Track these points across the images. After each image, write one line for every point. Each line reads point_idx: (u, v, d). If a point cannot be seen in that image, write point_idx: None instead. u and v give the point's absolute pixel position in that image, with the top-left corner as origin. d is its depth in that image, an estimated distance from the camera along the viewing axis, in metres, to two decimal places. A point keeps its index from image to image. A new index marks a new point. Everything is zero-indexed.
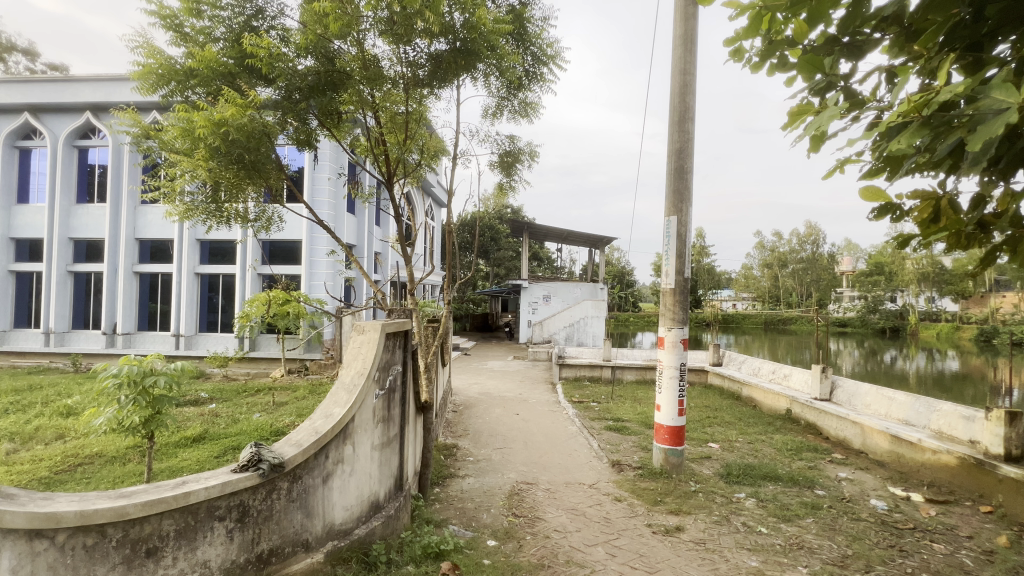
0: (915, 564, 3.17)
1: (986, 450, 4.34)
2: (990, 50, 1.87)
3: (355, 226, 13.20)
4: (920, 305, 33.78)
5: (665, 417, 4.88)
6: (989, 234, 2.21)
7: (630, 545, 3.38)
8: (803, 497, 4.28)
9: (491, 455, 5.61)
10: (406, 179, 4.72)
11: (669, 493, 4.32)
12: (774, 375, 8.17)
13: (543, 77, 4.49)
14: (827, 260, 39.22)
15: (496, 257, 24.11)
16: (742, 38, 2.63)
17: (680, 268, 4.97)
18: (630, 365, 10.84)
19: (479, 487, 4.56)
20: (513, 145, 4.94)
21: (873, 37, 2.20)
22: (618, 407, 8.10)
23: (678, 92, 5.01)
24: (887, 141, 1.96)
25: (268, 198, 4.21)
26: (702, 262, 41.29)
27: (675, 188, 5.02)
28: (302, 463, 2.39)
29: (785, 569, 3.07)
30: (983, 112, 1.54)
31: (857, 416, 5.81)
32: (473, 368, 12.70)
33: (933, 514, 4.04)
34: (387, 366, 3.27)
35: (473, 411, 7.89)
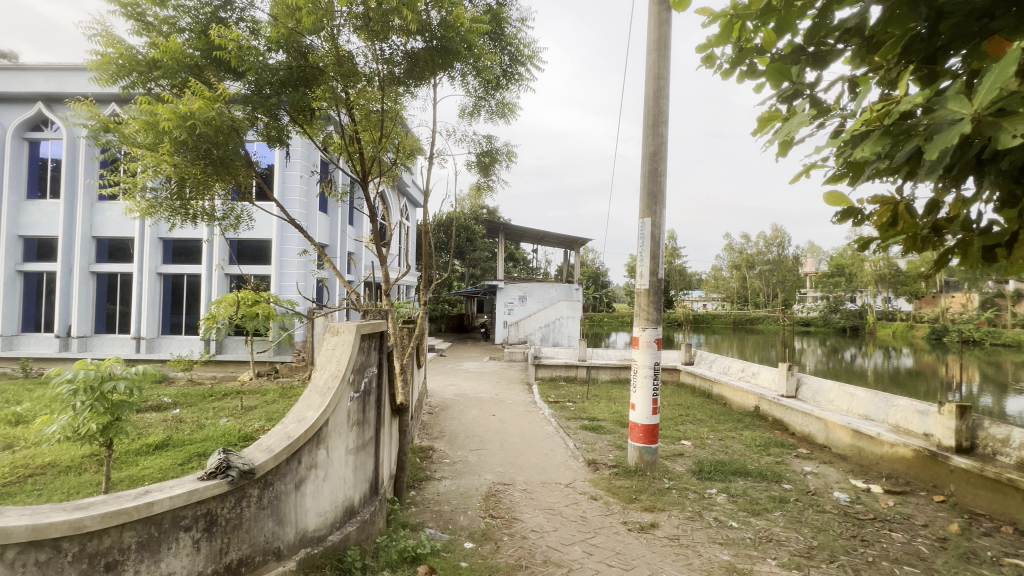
0: (876, 553, 3.30)
1: (940, 442, 4.57)
2: (943, 64, 1.98)
3: (327, 225, 12.94)
4: (878, 305, 35.38)
5: (640, 416, 4.95)
6: (943, 238, 2.33)
7: (606, 543, 3.41)
8: (771, 491, 4.41)
9: (467, 456, 5.58)
10: (381, 178, 4.64)
11: (643, 491, 4.39)
12: (742, 373, 8.42)
13: (520, 77, 4.50)
14: (791, 262, 40.70)
15: (471, 258, 24.07)
16: (713, 46, 2.70)
17: (654, 270, 5.06)
18: (605, 364, 10.98)
19: (456, 489, 4.52)
20: (490, 145, 4.93)
21: (836, 48, 2.31)
22: (592, 407, 8.19)
23: (652, 97, 5.11)
24: (851, 148, 2.05)
25: (237, 195, 4.07)
26: (673, 264, 42.22)
27: (650, 190, 5.11)
28: (273, 469, 2.32)
29: (755, 562, 3.16)
30: (939, 122, 1.62)
31: (821, 412, 6.04)
32: (449, 369, 12.62)
33: (892, 504, 4.23)
34: (362, 368, 3.22)
35: (449, 412, 7.84)
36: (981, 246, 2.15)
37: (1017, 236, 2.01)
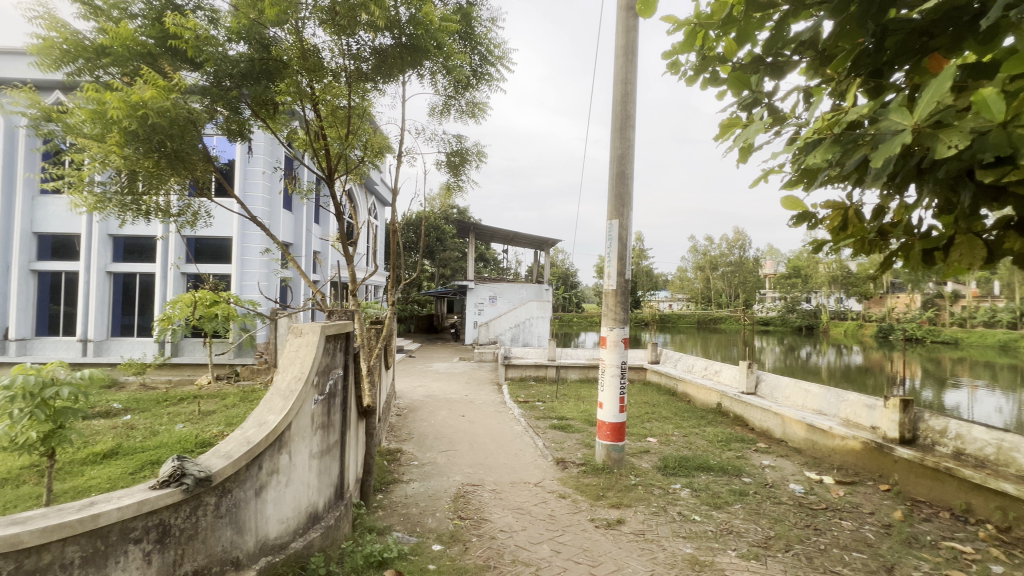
0: (827, 541, 3.47)
1: (885, 434, 4.84)
2: (888, 78, 2.11)
3: (291, 223, 12.57)
4: (831, 305, 37.20)
5: (607, 414, 5.03)
6: (888, 241, 2.48)
7: (573, 541, 3.45)
8: (732, 485, 4.58)
9: (436, 458, 5.53)
10: (348, 175, 4.54)
11: (610, 488, 4.46)
12: (706, 371, 8.69)
13: (490, 77, 4.51)
14: (752, 263, 42.33)
15: (442, 257, 23.89)
16: (678, 53, 2.79)
17: (621, 271, 5.16)
18: (574, 364, 11.11)
19: (424, 492, 4.47)
20: (460, 145, 4.90)
21: (792, 59, 2.43)
22: (562, 406, 8.27)
23: (619, 101, 5.20)
24: (805, 155, 2.16)
25: (194, 191, 3.89)
26: (641, 265, 43.16)
27: (617, 193, 5.21)
28: (232, 476, 2.23)
29: (717, 553, 3.26)
30: (883, 132, 1.73)
31: (778, 408, 6.30)
32: (418, 370, 12.48)
33: (842, 494, 4.46)
34: (327, 370, 3.14)
35: (418, 414, 7.75)
36: (922, 250, 2.30)
37: (952, 240, 2.16)
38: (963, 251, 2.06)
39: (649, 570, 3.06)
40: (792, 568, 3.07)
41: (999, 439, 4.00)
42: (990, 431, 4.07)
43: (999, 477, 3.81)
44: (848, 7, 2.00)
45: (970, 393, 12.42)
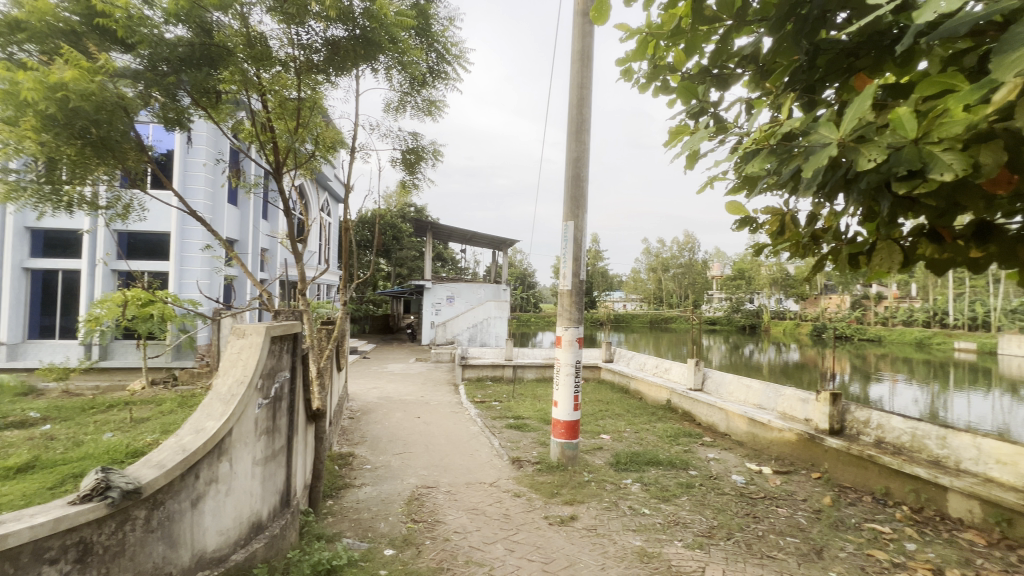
0: (764, 528, 3.68)
1: (817, 426, 5.20)
2: (820, 93, 2.27)
3: (236, 218, 11.95)
4: (771, 305, 39.51)
5: (562, 413, 5.10)
6: (819, 246, 2.66)
7: (527, 539, 3.47)
8: (679, 478, 4.77)
9: (389, 461, 5.41)
10: (297, 170, 4.36)
11: (564, 485, 4.54)
12: (656, 369, 9.00)
13: (446, 76, 4.47)
14: (700, 266, 44.29)
15: (398, 257, 23.51)
16: (631, 60, 2.87)
17: (576, 272, 5.26)
18: (530, 364, 11.20)
19: (377, 496, 4.37)
20: (416, 142, 4.83)
21: (736, 72, 2.56)
22: (518, 405, 8.32)
23: (575, 105, 5.30)
24: (745, 164, 2.28)
25: (126, 182, 3.62)
26: (596, 266, 44.17)
27: (573, 195, 5.30)
28: (164, 487, 2.10)
29: (664, 544, 3.39)
30: (813, 144, 1.86)
31: (722, 403, 6.62)
32: (372, 372, 12.18)
33: (779, 483, 4.74)
34: (272, 373, 3.01)
35: (371, 416, 7.56)
36: (848, 254, 2.49)
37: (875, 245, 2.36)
38: (883, 255, 2.25)
39: (600, 563, 3.13)
40: (733, 555, 3.24)
41: (913, 429, 4.39)
42: (906, 421, 4.47)
43: (913, 462, 4.19)
44: (784, 26, 2.13)
45: (891, 386, 13.55)
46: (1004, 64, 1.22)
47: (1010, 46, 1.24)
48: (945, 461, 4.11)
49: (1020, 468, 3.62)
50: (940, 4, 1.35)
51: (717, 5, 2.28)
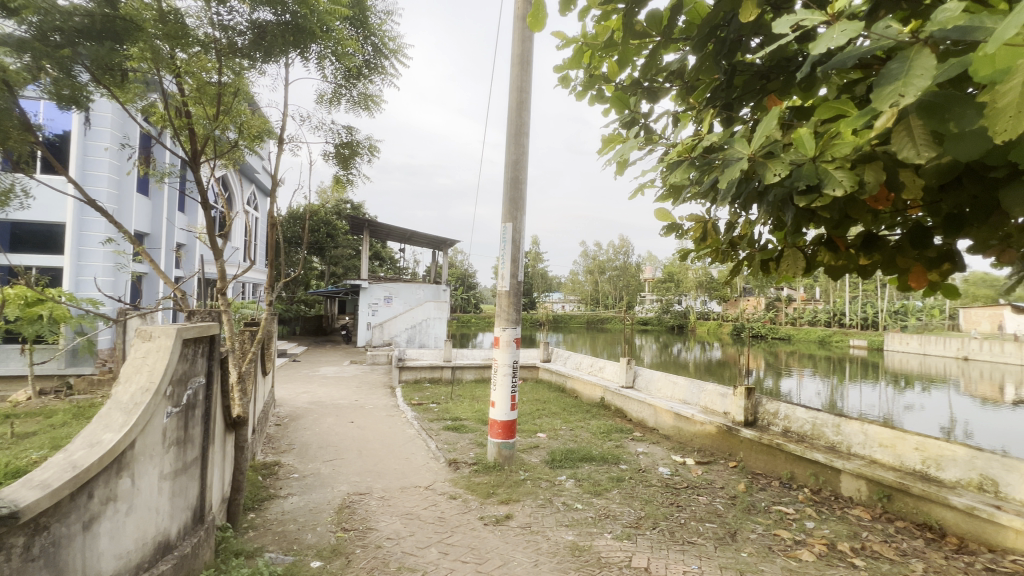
0: (686, 515, 3.92)
1: (734, 418, 5.62)
2: (737, 111, 2.46)
3: (146, 210, 10.90)
4: (697, 306, 42.22)
5: (498, 413, 5.12)
6: (736, 251, 2.89)
7: (462, 541, 3.45)
8: (611, 472, 4.96)
9: (319, 469, 5.17)
10: (218, 159, 4.05)
11: (500, 484, 4.57)
12: (592, 368, 9.30)
13: (384, 70, 4.33)
14: (634, 269, 46.38)
15: (333, 255, 22.60)
16: (568, 68, 2.96)
17: (515, 272, 5.32)
18: (469, 364, 11.17)
19: (304, 506, 4.15)
20: (351, 137, 4.66)
21: (664, 86, 2.72)
22: (456, 407, 8.26)
23: (514, 107, 5.36)
24: (669, 173, 2.44)
25: (8, 165, 3.18)
26: (537, 268, 44.91)
27: (512, 197, 5.35)
28: (50, 509, 1.85)
29: (595, 537, 3.51)
30: (728, 158, 2.02)
31: (651, 399, 6.98)
32: (301, 375, 11.56)
33: (700, 473, 5.07)
34: (185, 378, 2.77)
35: (300, 422, 7.18)
36: (761, 260, 2.72)
37: (783, 252, 2.60)
38: (790, 261, 2.49)
39: (533, 560, 3.18)
40: (658, 543, 3.41)
41: (814, 418, 4.88)
42: (807, 411, 4.97)
43: (813, 449, 4.66)
44: (707, 45, 2.29)
45: (798, 380, 14.94)
46: (882, 93, 1.38)
47: (885, 79, 1.40)
48: (839, 446, 4.60)
49: (898, 450, 4.13)
50: (831, 37, 1.50)
51: (646, 21, 2.40)
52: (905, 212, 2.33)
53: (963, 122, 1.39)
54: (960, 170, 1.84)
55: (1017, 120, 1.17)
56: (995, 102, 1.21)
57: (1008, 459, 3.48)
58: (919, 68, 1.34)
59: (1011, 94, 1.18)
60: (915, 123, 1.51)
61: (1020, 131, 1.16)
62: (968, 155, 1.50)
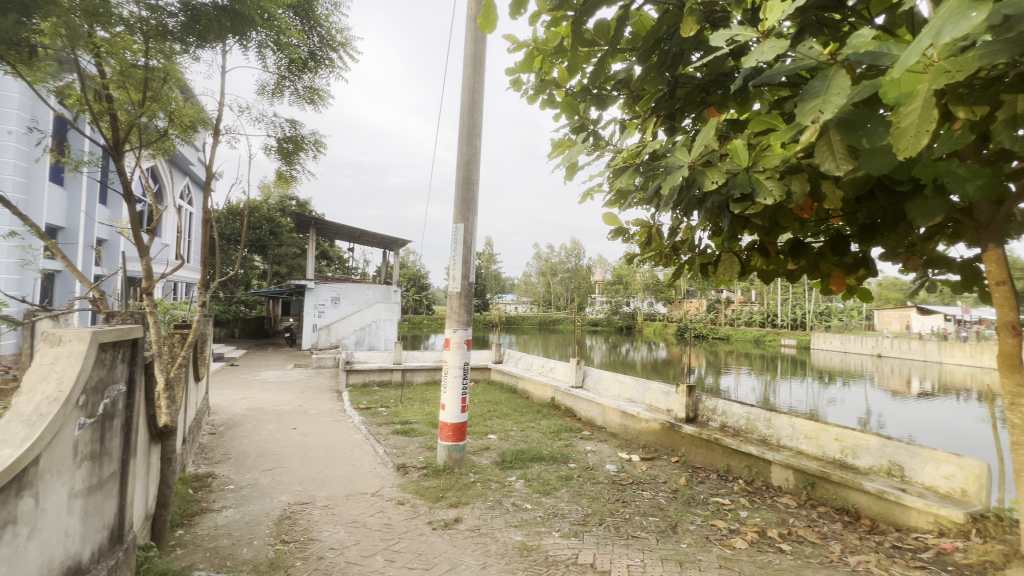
0: (631, 511, 4.04)
1: (676, 415, 5.88)
2: (679, 121, 2.59)
3: (60, 202, 9.92)
4: (644, 308, 43.81)
5: (449, 415, 5.05)
6: (677, 256, 3.03)
7: (409, 547, 3.38)
8: (560, 471, 5.04)
9: (257, 479, 4.89)
10: (145, 149, 3.74)
11: (450, 488, 4.52)
12: (542, 368, 9.41)
13: (331, 63, 4.18)
14: (585, 271, 47.48)
15: (276, 254, 21.58)
16: (520, 71, 2.99)
17: (466, 273, 5.30)
18: (421, 366, 10.98)
19: (240, 519, 3.91)
20: (294, 131, 4.45)
21: (612, 94, 2.81)
22: (405, 410, 8.09)
23: (466, 108, 5.33)
24: (615, 179, 2.52)
25: None
26: (490, 269, 44.98)
27: (463, 197, 5.32)
28: None
29: (543, 536, 3.54)
30: (670, 166, 2.11)
31: (600, 398, 7.16)
32: (239, 380, 10.90)
33: (645, 469, 5.25)
34: (101, 387, 2.54)
35: (237, 430, 6.77)
36: (700, 263, 2.87)
37: (720, 257, 2.75)
38: (727, 265, 2.65)
39: (481, 562, 3.17)
40: (603, 539, 3.50)
41: (748, 413, 5.21)
42: (742, 407, 5.30)
43: (747, 442, 4.96)
44: (651, 56, 2.38)
45: (736, 378, 15.83)
46: (804, 109, 1.49)
47: (809, 96, 1.51)
48: (770, 439, 4.91)
49: (820, 440, 4.48)
50: (760, 53, 1.60)
51: (594, 29, 2.47)
52: (827, 221, 2.54)
53: (875, 138, 1.53)
54: (872, 183, 2.03)
55: (918, 138, 1.30)
56: (900, 122, 1.34)
57: (912, 446, 3.85)
58: (837, 87, 1.46)
59: (912, 116, 1.31)
60: (834, 138, 1.65)
61: (920, 148, 1.30)
62: (879, 169, 1.65)
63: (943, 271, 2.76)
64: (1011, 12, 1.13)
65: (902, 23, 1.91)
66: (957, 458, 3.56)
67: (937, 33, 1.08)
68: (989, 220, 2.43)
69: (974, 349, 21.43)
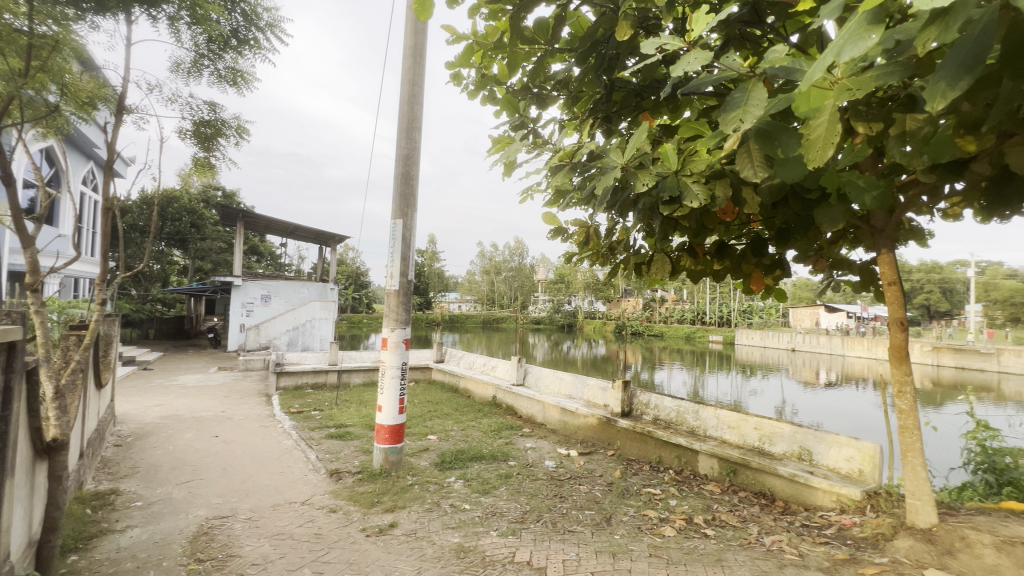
0: (568, 505, 4.11)
1: (613, 410, 6.08)
2: (615, 125, 2.65)
3: None
4: (585, 306, 45.09)
5: (386, 417, 4.88)
6: (614, 255, 3.10)
7: (340, 557, 3.23)
8: (499, 469, 5.04)
9: (170, 493, 4.48)
10: (31, 124, 3.28)
11: (386, 492, 4.38)
12: (484, 367, 9.39)
13: (257, 44, 3.89)
14: (528, 270, 48.12)
15: (198, 248, 20.01)
16: (460, 65, 2.95)
17: (405, 271, 5.15)
18: (358, 367, 10.59)
19: (147, 539, 3.55)
20: (213, 114, 4.10)
21: (551, 94, 2.82)
22: (341, 413, 7.76)
23: (406, 101, 5.18)
24: (553, 177, 2.54)
25: None
26: (433, 267, 44.42)
27: (402, 193, 5.16)
28: None
29: (481, 537, 3.51)
30: (605, 166, 2.16)
31: (540, 395, 7.24)
32: (153, 385, 9.97)
33: (582, 463, 5.37)
34: None
35: (148, 441, 6.16)
36: (635, 262, 2.96)
37: (654, 257, 2.86)
38: (658, 265, 2.76)
39: (416, 568, 3.08)
40: (540, 535, 3.52)
41: (678, 406, 5.49)
42: (673, 401, 5.58)
43: (676, 434, 5.21)
44: (588, 59, 2.41)
45: (669, 372, 16.67)
46: (725, 118, 1.57)
47: (730, 105, 1.59)
48: (698, 430, 5.20)
49: (742, 430, 4.79)
50: (686, 62, 1.66)
51: (533, 27, 2.46)
52: (748, 225, 2.72)
53: (788, 149, 1.63)
54: (786, 191, 2.18)
55: (824, 150, 1.41)
56: (810, 134, 1.44)
57: (820, 432, 4.22)
58: (755, 99, 1.54)
59: (820, 129, 1.41)
60: (753, 147, 1.74)
61: (826, 159, 1.41)
62: (792, 178, 1.77)
63: (845, 272, 3.04)
64: (901, 38, 1.24)
65: (814, 43, 2.06)
66: (856, 442, 3.93)
67: (839, 51, 1.15)
68: (883, 227, 2.70)
69: (871, 343, 23.95)
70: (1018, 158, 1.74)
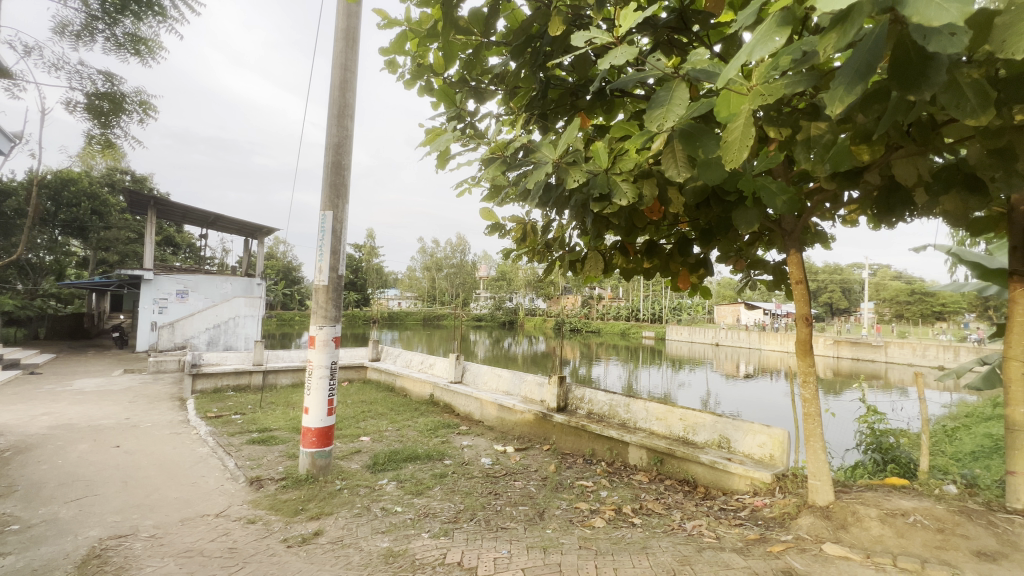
0: (502, 502, 4.11)
1: (549, 405, 6.16)
2: (551, 121, 2.63)
3: None
4: (526, 304, 45.62)
5: (313, 420, 4.61)
6: (550, 251, 3.11)
7: (257, 571, 3.01)
8: (434, 469, 4.94)
9: (57, 513, 3.96)
10: None
11: (311, 499, 4.14)
12: (422, 365, 9.18)
13: (164, 12, 3.48)
14: (469, 266, 47.95)
15: (101, 238, 17.94)
16: (394, 52, 2.83)
17: (334, 265, 4.88)
18: (286, 367, 9.99)
19: (23, 568, 3.11)
20: (112, 86, 3.66)
21: (489, 88, 2.78)
22: (265, 416, 7.26)
23: (338, 86, 4.91)
24: (486, 170, 2.48)
25: None
26: (371, 262, 43.00)
27: (333, 182, 4.89)
28: None
29: (410, 540, 3.41)
30: (538, 160, 2.14)
31: (478, 392, 7.20)
32: (42, 391, 8.82)
33: (518, 459, 5.40)
34: None
35: (31, 455, 5.41)
36: (569, 260, 2.98)
37: (588, 254, 2.89)
38: (592, 263, 2.81)
39: None
40: (473, 535, 3.48)
41: (611, 400, 5.67)
42: (606, 395, 5.75)
43: (608, 426, 5.37)
44: (523, 54, 2.38)
45: (605, 367, 17.26)
46: (650, 116, 1.59)
47: (654, 104, 1.61)
48: (628, 422, 5.40)
49: (669, 421, 5.04)
50: (614, 58, 1.67)
51: (469, 18, 2.40)
52: (676, 225, 2.83)
53: (707, 149, 1.69)
54: (708, 192, 2.29)
55: (739, 151, 1.47)
56: (727, 136, 1.49)
57: (737, 421, 4.51)
58: (679, 98, 1.57)
59: (736, 131, 1.47)
60: (677, 147, 1.79)
61: (740, 161, 1.47)
62: (713, 179, 1.85)
63: (760, 272, 3.25)
64: (806, 49, 1.31)
65: (734, 54, 2.16)
66: (768, 429, 4.25)
67: (751, 52, 1.19)
68: (792, 229, 2.90)
69: (784, 338, 26.21)
70: (903, 170, 1.92)
